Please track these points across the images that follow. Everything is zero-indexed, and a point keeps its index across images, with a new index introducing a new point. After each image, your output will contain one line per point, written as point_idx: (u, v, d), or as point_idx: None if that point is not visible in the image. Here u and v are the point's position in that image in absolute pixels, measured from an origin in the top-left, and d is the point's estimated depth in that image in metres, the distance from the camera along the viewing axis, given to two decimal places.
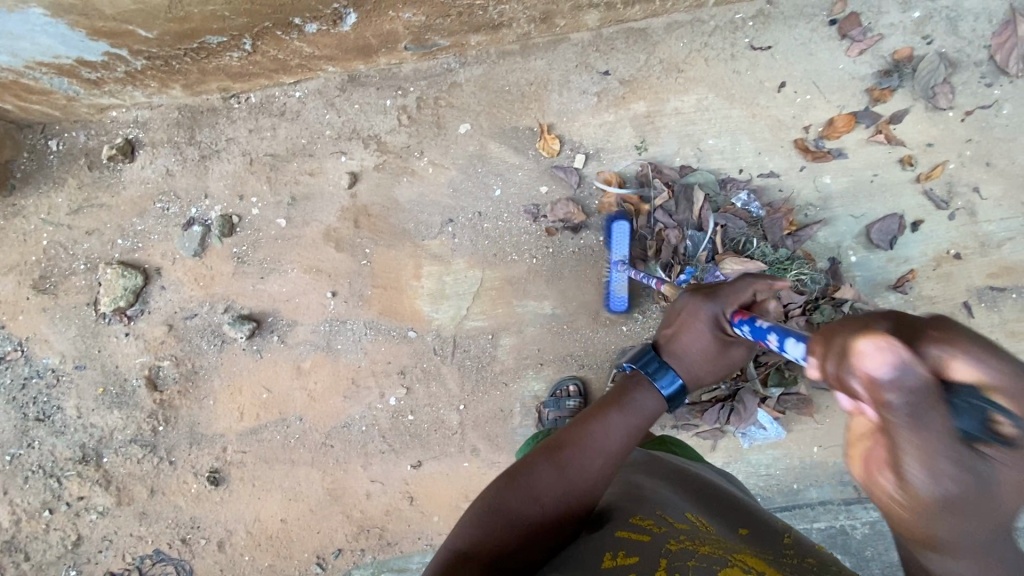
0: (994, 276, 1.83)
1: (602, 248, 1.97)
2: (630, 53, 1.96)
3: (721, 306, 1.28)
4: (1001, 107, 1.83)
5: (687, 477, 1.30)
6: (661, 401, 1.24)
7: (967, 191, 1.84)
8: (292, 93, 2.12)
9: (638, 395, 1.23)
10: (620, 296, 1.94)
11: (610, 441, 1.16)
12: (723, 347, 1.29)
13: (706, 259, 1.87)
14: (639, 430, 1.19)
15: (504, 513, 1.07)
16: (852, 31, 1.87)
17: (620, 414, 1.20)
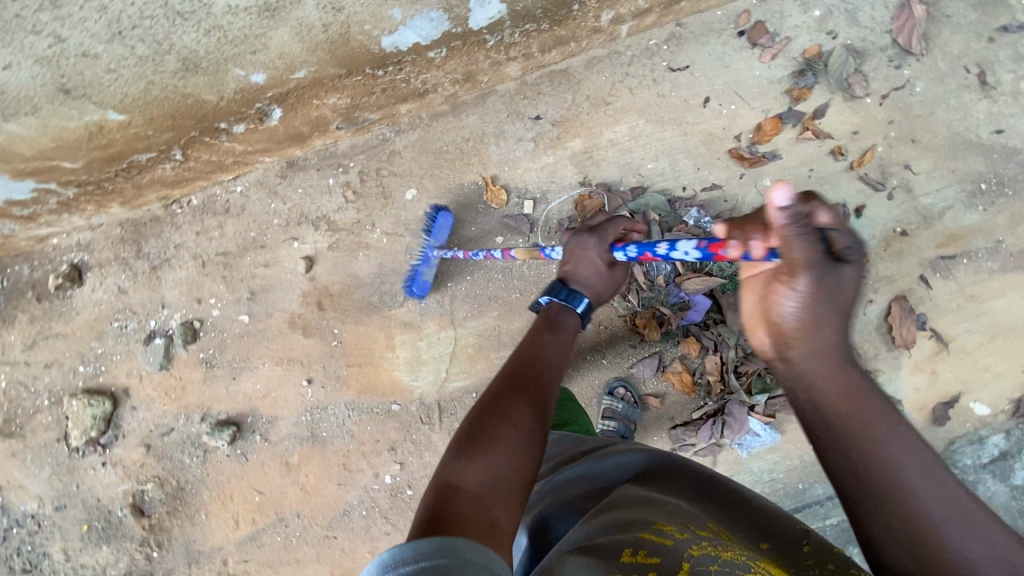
0: (943, 245, 1.89)
1: (436, 237, 1.96)
2: (558, 95, 2.00)
3: (605, 238, 1.57)
4: (914, 85, 1.91)
5: (696, 479, 1.33)
6: (575, 317, 1.56)
7: (899, 169, 1.90)
8: (232, 188, 2.08)
9: (559, 317, 1.54)
10: (423, 281, 1.98)
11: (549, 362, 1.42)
12: (612, 269, 1.59)
13: (670, 282, 1.84)
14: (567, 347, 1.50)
15: (490, 435, 1.15)
16: (761, 39, 1.95)
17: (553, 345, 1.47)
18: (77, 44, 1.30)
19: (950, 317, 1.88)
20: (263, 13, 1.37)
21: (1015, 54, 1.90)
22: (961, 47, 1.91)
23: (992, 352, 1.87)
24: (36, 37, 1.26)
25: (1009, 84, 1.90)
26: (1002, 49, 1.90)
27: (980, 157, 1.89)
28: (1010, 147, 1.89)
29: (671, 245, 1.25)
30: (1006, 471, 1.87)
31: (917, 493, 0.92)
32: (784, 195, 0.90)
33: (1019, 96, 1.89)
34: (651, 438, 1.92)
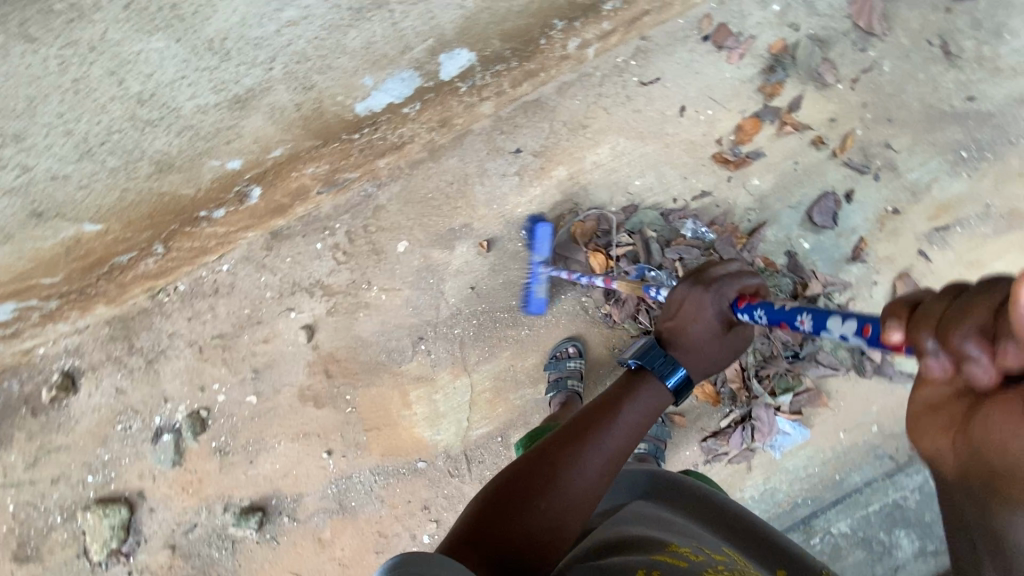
0: (935, 217, 1.92)
1: (538, 251, 1.97)
2: (534, 125, 1.96)
3: (726, 294, 1.27)
4: (881, 65, 1.93)
5: (700, 496, 1.28)
6: (664, 391, 1.22)
7: (881, 149, 1.92)
8: (218, 267, 1.97)
9: (650, 382, 1.22)
10: (539, 297, 1.98)
11: (614, 438, 1.13)
12: (727, 333, 1.29)
13: None
14: (638, 425, 1.18)
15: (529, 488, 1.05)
16: (726, 42, 1.94)
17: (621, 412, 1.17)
18: (46, 169, 1.45)
19: None
20: (232, 106, 1.51)
21: (973, 21, 1.93)
22: (920, 22, 1.93)
23: None
24: (5, 171, 1.42)
25: (972, 51, 1.93)
26: (959, 18, 1.93)
27: (956, 126, 1.92)
28: (983, 112, 1.92)
29: (815, 324, 1.09)
30: None
31: None
32: None
33: (983, 61, 1.93)
34: (684, 453, 1.92)
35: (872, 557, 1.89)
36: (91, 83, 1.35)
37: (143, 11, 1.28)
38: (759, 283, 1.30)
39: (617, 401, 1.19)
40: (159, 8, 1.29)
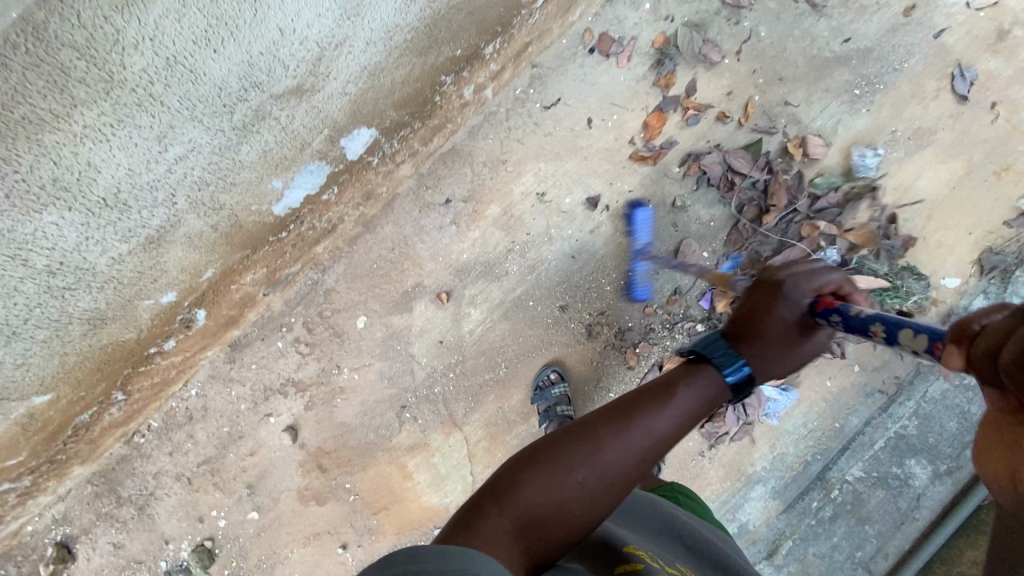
0: (849, 156, 2.00)
1: (642, 237, 2.02)
2: (456, 173, 1.99)
3: (802, 294, 1.10)
4: (758, 32, 2.02)
5: (662, 511, 1.24)
6: (723, 384, 1.06)
7: (782, 108, 2.01)
8: (186, 394, 1.95)
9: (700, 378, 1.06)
10: (643, 283, 2.01)
11: (659, 426, 1.02)
12: (804, 335, 1.10)
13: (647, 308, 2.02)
14: (690, 413, 1.05)
15: (547, 475, 0.99)
16: (611, 48, 2.01)
17: (672, 393, 1.05)
18: None
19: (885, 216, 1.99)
20: (146, 247, 1.51)
21: None
22: None
23: (933, 231, 1.98)
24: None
25: None
26: None
27: (842, 69, 2.01)
28: (863, 49, 2.01)
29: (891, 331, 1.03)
30: None
31: None
32: None
33: (848, 3, 2.01)
34: (687, 444, 1.93)
35: (892, 493, 1.89)
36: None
37: (23, 194, 1.20)
38: (843, 283, 1.12)
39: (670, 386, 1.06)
40: (41, 185, 1.21)
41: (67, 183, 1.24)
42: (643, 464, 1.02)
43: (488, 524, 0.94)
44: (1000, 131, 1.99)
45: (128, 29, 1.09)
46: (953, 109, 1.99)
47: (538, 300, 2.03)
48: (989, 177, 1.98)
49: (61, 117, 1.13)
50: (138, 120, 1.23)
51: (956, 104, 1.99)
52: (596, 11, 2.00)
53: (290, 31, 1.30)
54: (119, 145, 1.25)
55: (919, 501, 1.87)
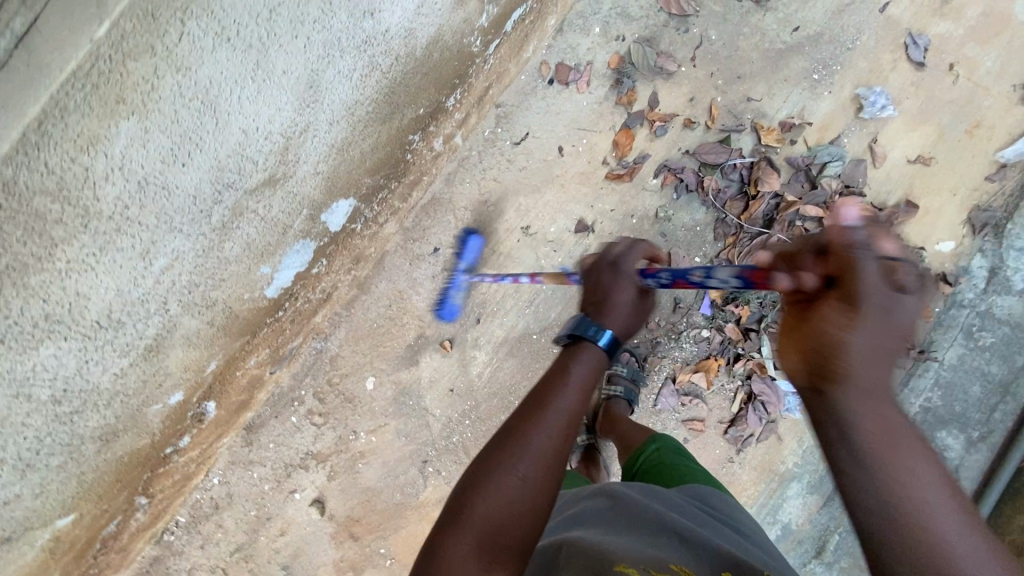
0: (822, 138, 2.00)
1: (465, 259, 2.03)
2: (440, 221, 2.02)
3: (630, 264, 1.20)
4: (709, 36, 2.06)
5: (655, 514, 1.16)
6: (600, 353, 1.14)
7: (746, 104, 2.02)
8: (209, 484, 1.94)
9: (585, 354, 1.14)
10: (455, 304, 2.02)
11: (562, 409, 1.06)
12: (646, 298, 1.22)
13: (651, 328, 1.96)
14: (587, 386, 1.11)
15: (492, 483, 0.97)
16: (569, 76, 2.05)
17: (565, 375, 1.11)
18: None
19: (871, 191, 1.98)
20: (146, 357, 1.29)
21: None
22: None
23: (918, 198, 1.97)
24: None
25: None
26: None
27: (798, 56, 2.03)
28: (813, 35, 2.04)
29: (705, 271, 1.01)
30: (1007, 283, 1.95)
31: (929, 511, 0.75)
32: (851, 213, 0.83)
33: None
34: (714, 453, 1.91)
35: None
36: None
37: (19, 334, 0.99)
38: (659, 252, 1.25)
39: (564, 363, 1.14)
40: (33, 324, 1.00)
41: (58, 315, 1.03)
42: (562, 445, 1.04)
43: (447, 558, 0.91)
44: (963, 91, 2.01)
45: (95, 165, 0.92)
46: (913, 77, 2.01)
47: (541, 332, 2.04)
48: (961, 136, 1.99)
49: (39, 260, 0.94)
50: (120, 243, 1.04)
51: (914, 72, 2.01)
52: (549, 44, 2.04)
53: (254, 129, 1.13)
54: (104, 270, 1.04)
55: (959, 473, 1.91)
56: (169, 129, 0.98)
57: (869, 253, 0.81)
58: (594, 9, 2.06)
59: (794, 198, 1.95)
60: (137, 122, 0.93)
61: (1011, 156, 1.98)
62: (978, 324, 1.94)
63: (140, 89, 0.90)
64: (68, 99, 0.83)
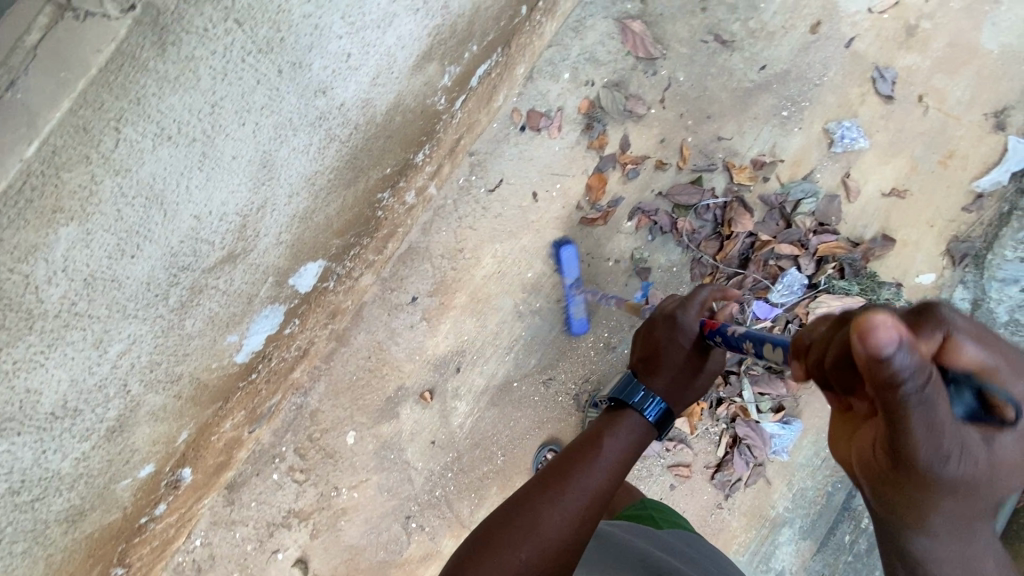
0: (795, 175, 2.00)
1: (569, 273, 2.03)
2: (418, 271, 2.01)
3: (692, 318, 1.30)
4: (677, 78, 2.07)
5: (644, 559, 1.10)
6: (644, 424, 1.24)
7: (717, 144, 2.03)
8: (191, 546, 1.92)
9: (626, 418, 1.24)
10: (579, 318, 2.02)
11: (599, 472, 1.12)
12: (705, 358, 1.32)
13: None
14: (620, 457, 1.18)
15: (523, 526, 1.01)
16: (541, 122, 2.06)
17: (605, 439, 1.20)
18: None
19: (847, 225, 1.97)
20: (110, 437, 1.28)
21: (730, 7, 2.08)
22: (688, 28, 2.09)
23: (894, 231, 1.97)
24: None
25: (742, 30, 2.08)
26: (719, 8, 2.09)
27: (766, 94, 2.04)
28: (780, 72, 2.05)
29: (756, 345, 1.12)
30: (989, 316, 1.95)
31: None
32: (894, 334, 0.57)
33: (756, 32, 2.07)
34: (702, 500, 1.87)
35: None
36: None
37: None
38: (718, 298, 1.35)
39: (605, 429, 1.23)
40: None
41: (9, 412, 1.02)
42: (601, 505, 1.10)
43: None
44: (933, 122, 2.01)
45: (36, 271, 0.91)
46: (883, 110, 2.02)
47: (523, 379, 2.02)
48: (934, 167, 1.99)
49: None
50: (68, 337, 1.03)
51: (883, 104, 2.02)
52: (519, 91, 2.06)
53: (207, 213, 1.14)
54: (57, 364, 1.04)
55: None
56: (113, 227, 0.99)
57: (932, 401, 0.61)
58: (562, 55, 2.08)
59: (769, 237, 1.94)
60: (78, 227, 0.93)
61: (987, 186, 1.98)
62: None
63: (77, 196, 0.91)
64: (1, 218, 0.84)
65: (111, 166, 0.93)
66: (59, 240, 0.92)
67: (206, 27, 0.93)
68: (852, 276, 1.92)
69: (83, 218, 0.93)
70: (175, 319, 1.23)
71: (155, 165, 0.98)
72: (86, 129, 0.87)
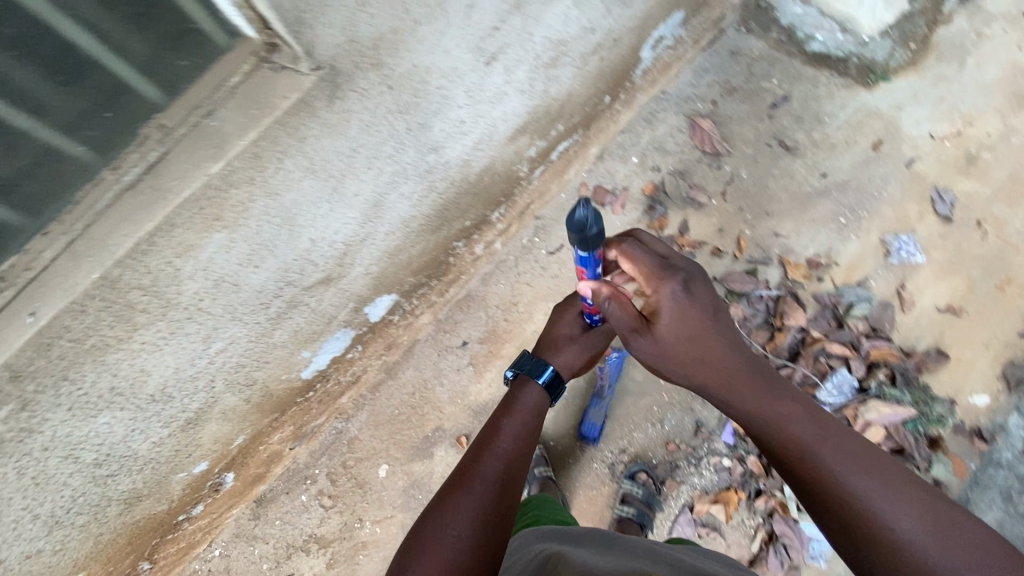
0: (849, 278, 2.05)
1: None
2: (472, 317, 2.11)
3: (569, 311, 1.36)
4: (740, 174, 2.21)
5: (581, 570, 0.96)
6: (540, 393, 1.25)
7: (774, 239, 2.12)
8: (210, 555, 1.96)
9: (521, 394, 1.24)
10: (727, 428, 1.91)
11: (499, 462, 1.11)
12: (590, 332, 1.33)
13: (670, 458, 1.92)
14: (517, 440, 1.16)
15: (437, 534, 1.00)
16: (606, 197, 2.22)
17: (500, 426, 1.18)
18: None
19: (899, 333, 1.98)
20: (184, 429, 1.38)
21: (795, 118, 2.25)
22: (755, 131, 2.26)
23: (949, 347, 1.97)
24: None
25: (806, 139, 2.23)
26: (784, 118, 2.26)
27: (825, 200, 2.15)
28: (840, 181, 2.17)
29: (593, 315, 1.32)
30: None
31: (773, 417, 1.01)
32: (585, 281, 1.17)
33: (819, 143, 2.22)
34: None
35: None
36: (45, 474, 1.18)
37: (84, 403, 1.15)
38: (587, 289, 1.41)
39: (502, 414, 1.22)
40: (99, 395, 1.16)
41: (121, 387, 1.18)
42: (498, 521, 1.04)
43: None
44: (991, 247, 2.05)
45: (185, 266, 1.12)
46: (940, 229, 2.08)
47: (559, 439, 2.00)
48: (992, 290, 2.01)
49: (123, 338, 1.12)
50: (186, 329, 1.20)
51: (941, 224, 2.09)
52: (589, 168, 2.24)
53: (321, 239, 1.31)
54: (171, 350, 1.21)
55: None
56: (252, 237, 1.18)
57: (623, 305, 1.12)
58: (633, 141, 2.27)
59: (819, 335, 1.98)
60: (226, 236, 1.14)
61: None
62: (1018, 488, 1.86)
63: (235, 211, 1.13)
64: (177, 218, 1.06)
65: (267, 188, 1.15)
66: (210, 244, 1.13)
67: (365, 88, 1.19)
68: (904, 385, 1.92)
69: (233, 227, 1.14)
70: (269, 327, 1.36)
71: (298, 194, 1.21)
72: (260, 155, 1.10)
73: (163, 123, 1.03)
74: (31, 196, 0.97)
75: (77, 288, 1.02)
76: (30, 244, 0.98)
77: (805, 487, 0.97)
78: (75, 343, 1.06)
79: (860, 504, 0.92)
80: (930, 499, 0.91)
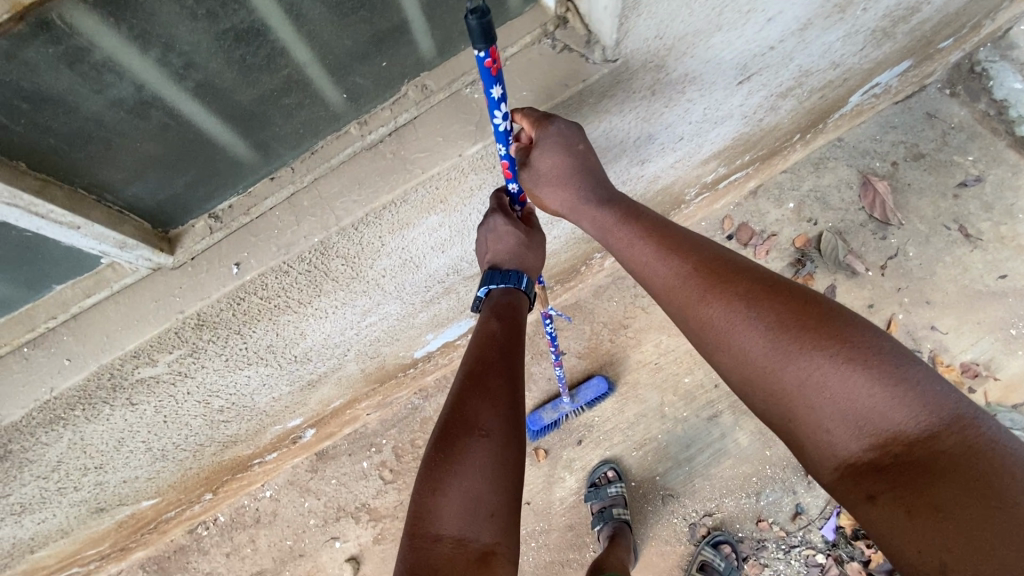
0: (1003, 397, 1.84)
1: None
2: (576, 328, 1.99)
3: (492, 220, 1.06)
4: (906, 251, 1.99)
5: None
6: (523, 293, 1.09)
7: (927, 331, 1.92)
8: (261, 494, 1.92)
9: (507, 299, 1.07)
10: (831, 524, 1.76)
11: (493, 363, 0.98)
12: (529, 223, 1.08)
13: (760, 536, 1.79)
14: (513, 337, 1.03)
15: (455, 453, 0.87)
16: (750, 239, 2.03)
17: (494, 327, 1.03)
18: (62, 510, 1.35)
19: None
20: (303, 387, 1.41)
21: (983, 205, 2.00)
22: (933, 208, 2.02)
23: None
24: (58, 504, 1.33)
25: (991, 231, 1.98)
26: (970, 203, 2.01)
27: (997, 303, 1.92)
28: (1021, 288, 1.92)
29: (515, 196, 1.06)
30: None
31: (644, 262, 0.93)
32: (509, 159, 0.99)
33: (1005, 239, 1.97)
34: None
35: None
36: (173, 412, 1.24)
37: (240, 356, 1.17)
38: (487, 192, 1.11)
39: (491, 314, 1.06)
40: (256, 350, 1.18)
41: (277, 345, 1.21)
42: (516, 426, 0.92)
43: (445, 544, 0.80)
44: None
45: (388, 243, 1.09)
46: None
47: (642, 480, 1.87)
48: None
49: (305, 302, 1.12)
50: (356, 300, 1.21)
51: None
52: (739, 202, 2.06)
53: None
54: (333, 318, 1.22)
55: None
56: (456, 223, 1.14)
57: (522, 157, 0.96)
58: (793, 185, 2.06)
59: None
60: (439, 217, 1.10)
61: None
62: None
63: (462, 196, 1.08)
64: (411, 196, 1.00)
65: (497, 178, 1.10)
66: (423, 224, 1.09)
67: (633, 90, 1.02)
68: None
69: (449, 210, 1.10)
70: (417, 308, 1.36)
71: None
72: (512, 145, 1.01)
73: (424, 83, 0.96)
74: (277, 136, 0.93)
75: (295, 248, 0.98)
76: (256, 186, 0.98)
77: (674, 318, 0.91)
78: (261, 300, 1.06)
79: (720, 332, 0.84)
80: (797, 296, 0.82)
